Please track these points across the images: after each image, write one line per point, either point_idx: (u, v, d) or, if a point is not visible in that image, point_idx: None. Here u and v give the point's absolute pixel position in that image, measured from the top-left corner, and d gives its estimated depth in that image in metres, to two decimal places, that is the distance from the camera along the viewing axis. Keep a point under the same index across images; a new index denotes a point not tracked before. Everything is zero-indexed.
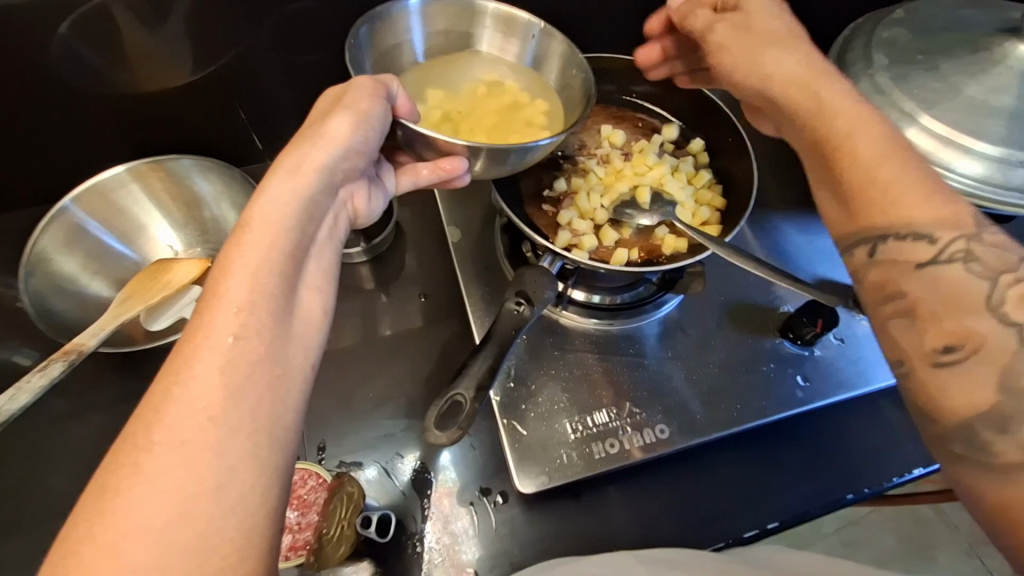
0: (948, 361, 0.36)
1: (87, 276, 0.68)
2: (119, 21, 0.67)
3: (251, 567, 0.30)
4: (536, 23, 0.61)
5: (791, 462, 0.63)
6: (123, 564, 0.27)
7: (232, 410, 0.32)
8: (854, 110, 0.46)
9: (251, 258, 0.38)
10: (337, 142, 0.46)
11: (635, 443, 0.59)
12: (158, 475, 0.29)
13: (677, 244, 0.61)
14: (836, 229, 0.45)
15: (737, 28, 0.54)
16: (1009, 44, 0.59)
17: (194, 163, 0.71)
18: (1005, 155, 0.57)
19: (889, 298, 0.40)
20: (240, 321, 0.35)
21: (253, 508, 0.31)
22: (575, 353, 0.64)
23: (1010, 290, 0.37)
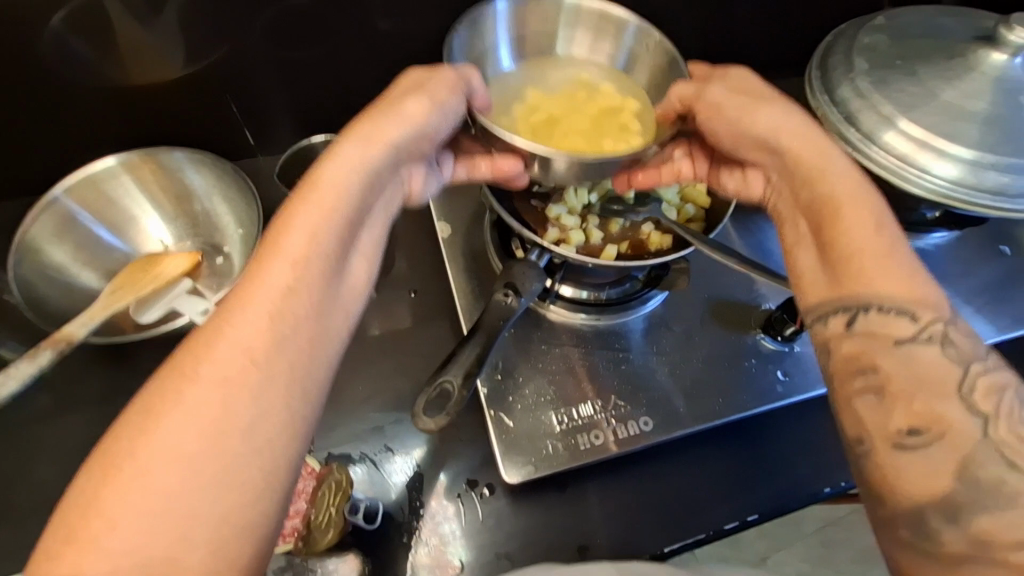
0: (912, 443, 0.41)
1: (77, 267, 0.68)
2: (110, 11, 0.68)
3: (264, 507, 0.34)
4: (630, 20, 0.65)
5: (771, 456, 0.65)
6: (154, 480, 0.32)
7: (271, 358, 0.37)
8: (838, 178, 0.52)
9: (304, 222, 0.42)
10: (410, 120, 0.49)
11: (617, 435, 0.60)
12: (204, 403, 0.34)
13: (661, 240, 0.63)
14: (813, 298, 0.50)
15: (738, 93, 0.58)
16: (983, 51, 0.61)
17: (187, 156, 0.72)
18: (978, 159, 0.59)
19: (858, 372, 0.45)
20: (291, 279, 0.40)
21: (276, 455, 0.35)
22: (560, 347, 0.65)
23: (978, 379, 0.42)
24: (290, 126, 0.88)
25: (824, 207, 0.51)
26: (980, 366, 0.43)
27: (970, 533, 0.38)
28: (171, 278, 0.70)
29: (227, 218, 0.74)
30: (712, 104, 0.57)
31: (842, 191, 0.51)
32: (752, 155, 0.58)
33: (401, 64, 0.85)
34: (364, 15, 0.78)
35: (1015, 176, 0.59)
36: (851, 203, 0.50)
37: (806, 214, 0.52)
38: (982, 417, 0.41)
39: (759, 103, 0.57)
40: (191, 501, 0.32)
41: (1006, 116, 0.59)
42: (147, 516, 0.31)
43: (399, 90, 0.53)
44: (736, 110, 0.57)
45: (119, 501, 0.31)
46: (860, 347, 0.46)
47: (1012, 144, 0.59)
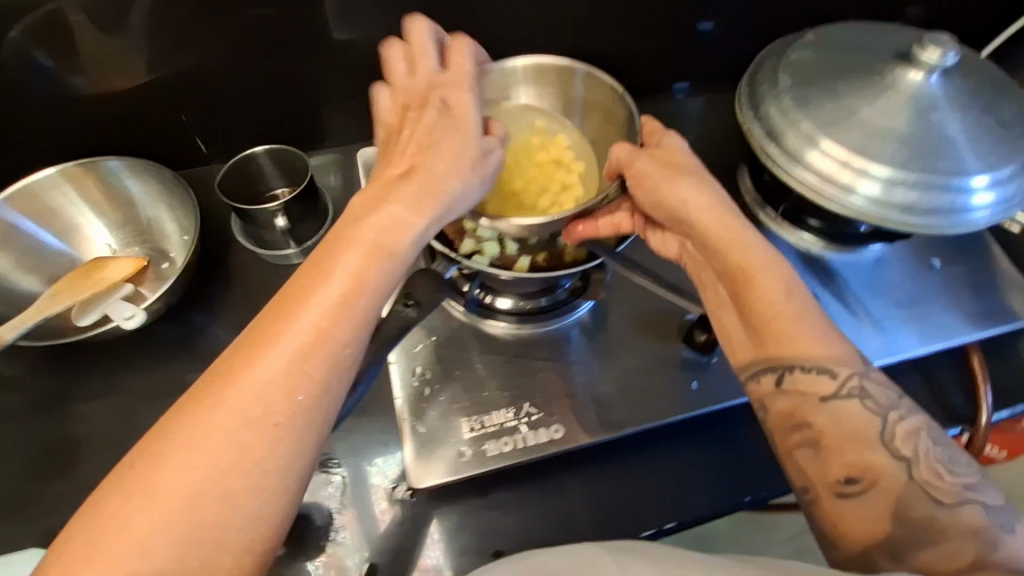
0: (851, 490, 0.49)
1: (19, 273, 0.70)
2: (74, 22, 0.70)
3: (273, 524, 0.40)
4: (579, 69, 0.76)
5: (697, 465, 0.67)
6: (179, 500, 0.37)
7: (289, 404, 0.41)
8: (749, 249, 0.57)
9: (340, 271, 0.45)
10: (460, 201, 0.52)
11: (526, 442, 0.61)
12: (241, 442, 0.39)
13: (576, 253, 0.65)
14: (741, 356, 0.57)
15: (662, 163, 0.61)
16: (900, 71, 0.61)
17: (123, 164, 0.74)
18: (896, 179, 0.59)
19: (796, 427, 0.53)
20: (323, 328, 0.43)
21: (287, 483, 0.41)
22: (478, 355, 0.66)
23: (896, 426, 0.50)
24: (248, 136, 0.90)
25: (736, 275, 0.57)
26: (897, 414, 0.51)
27: (912, 566, 0.47)
28: (113, 282, 0.72)
29: (171, 225, 0.76)
30: (638, 174, 0.61)
31: (760, 261, 0.57)
32: (672, 225, 0.63)
33: (364, 76, 0.87)
34: (319, 27, 0.80)
35: (926, 193, 0.59)
36: (770, 272, 0.56)
37: (724, 278, 0.58)
38: (905, 461, 0.49)
39: (675, 175, 0.60)
40: (214, 521, 0.38)
41: (923, 134, 0.60)
42: (172, 531, 0.37)
43: (451, 130, 0.53)
44: (655, 182, 0.60)
45: (151, 515, 0.37)
46: (792, 404, 0.53)
47: (929, 161, 0.59)
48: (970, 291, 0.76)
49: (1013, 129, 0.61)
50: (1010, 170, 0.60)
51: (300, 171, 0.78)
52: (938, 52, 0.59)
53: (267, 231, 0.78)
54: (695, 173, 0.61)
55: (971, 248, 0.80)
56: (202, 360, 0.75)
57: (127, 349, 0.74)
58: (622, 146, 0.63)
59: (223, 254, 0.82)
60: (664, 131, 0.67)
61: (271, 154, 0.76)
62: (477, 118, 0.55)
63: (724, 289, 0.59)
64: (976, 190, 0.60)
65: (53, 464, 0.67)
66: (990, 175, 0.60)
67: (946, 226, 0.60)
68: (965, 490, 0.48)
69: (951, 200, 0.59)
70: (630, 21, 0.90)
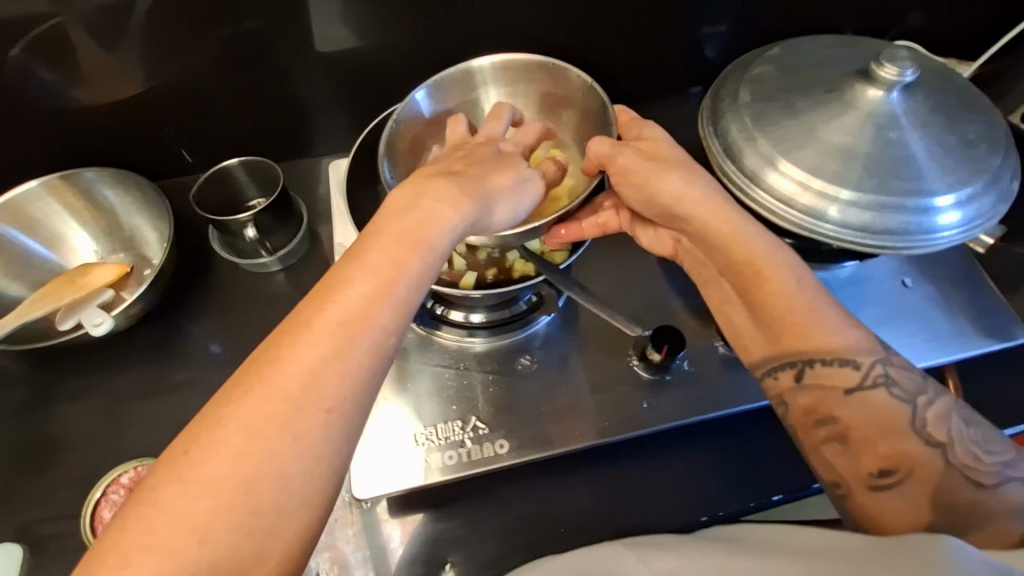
0: (885, 482, 0.49)
1: (8, 280, 0.75)
2: (72, 39, 0.73)
3: (312, 508, 0.36)
4: (548, 61, 0.75)
5: (655, 481, 0.68)
6: (205, 486, 0.33)
7: (326, 383, 0.37)
8: (751, 241, 0.57)
9: (379, 255, 0.43)
10: (491, 217, 0.53)
11: (470, 456, 0.61)
12: (289, 430, 0.36)
13: (524, 267, 0.66)
14: (758, 354, 0.58)
15: (648, 156, 0.62)
16: (859, 87, 0.60)
17: (98, 176, 0.78)
18: (854, 199, 0.57)
19: (820, 423, 0.53)
20: (365, 312, 0.40)
21: (328, 466, 0.37)
22: (431, 368, 0.67)
23: (926, 411, 0.50)
24: (235, 145, 0.92)
25: (743, 269, 0.57)
26: (926, 399, 0.51)
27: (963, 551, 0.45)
28: (97, 288, 0.75)
29: (150, 233, 0.81)
30: (621, 169, 0.61)
31: (763, 251, 0.57)
32: (666, 221, 0.63)
33: (353, 86, 0.88)
34: (305, 40, 0.81)
35: (881, 214, 0.57)
36: (770, 261, 0.56)
37: (729, 274, 0.59)
38: (940, 445, 0.49)
39: (666, 168, 0.60)
40: (249, 504, 0.34)
41: (881, 152, 0.58)
42: (203, 514, 0.33)
43: (501, 159, 0.57)
44: (642, 176, 0.61)
45: (180, 494, 0.33)
46: (814, 399, 0.53)
47: (888, 180, 0.57)
48: (947, 301, 0.74)
49: (978, 147, 0.59)
50: (975, 188, 0.58)
51: (272, 182, 0.82)
52: (896, 69, 0.58)
53: (241, 240, 0.81)
54: (682, 164, 0.61)
55: (954, 261, 0.77)
56: (184, 362, 0.78)
57: (116, 350, 0.78)
58: (602, 141, 0.63)
59: (209, 259, 0.84)
60: (642, 122, 0.67)
61: (245, 164, 0.79)
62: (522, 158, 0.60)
63: (728, 284, 0.60)
64: (941, 210, 0.57)
65: (33, 461, 0.71)
66: (956, 194, 0.57)
67: (908, 246, 0.58)
68: (1005, 469, 0.48)
69: (913, 220, 0.57)
70: (617, 28, 0.89)
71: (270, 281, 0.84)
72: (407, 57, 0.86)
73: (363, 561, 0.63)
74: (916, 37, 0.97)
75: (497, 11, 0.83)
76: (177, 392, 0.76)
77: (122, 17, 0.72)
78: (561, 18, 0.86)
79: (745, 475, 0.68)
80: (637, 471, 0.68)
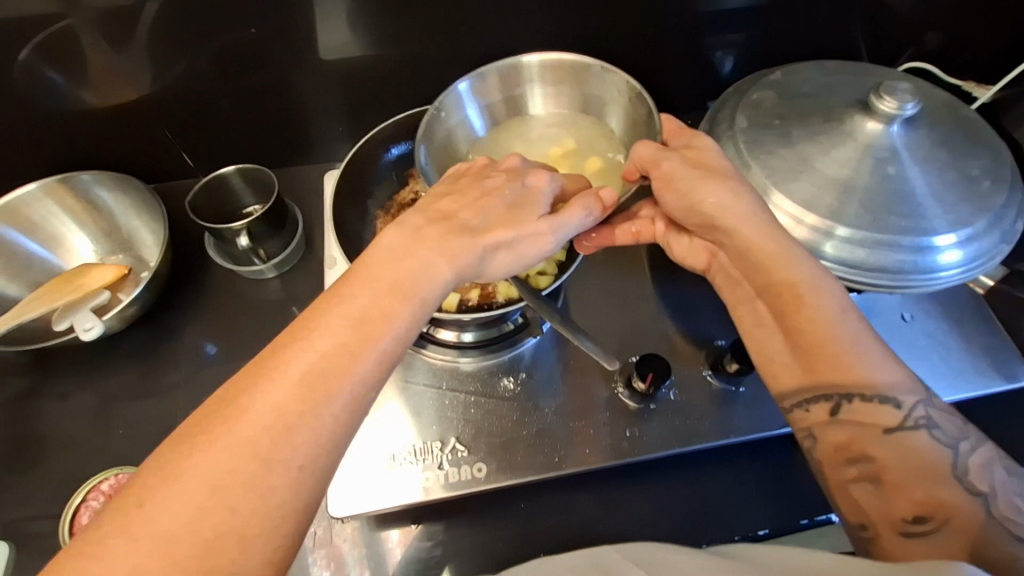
0: (916, 530, 0.43)
1: (5, 279, 0.77)
2: (80, 41, 0.73)
3: (271, 552, 0.35)
4: (598, 62, 0.71)
5: (637, 507, 0.66)
6: (161, 524, 0.33)
7: (300, 428, 0.37)
8: (793, 263, 0.52)
9: (368, 296, 0.43)
10: (477, 262, 0.50)
11: (446, 480, 0.61)
12: (256, 484, 0.35)
13: (508, 290, 0.65)
14: (792, 382, 0.52)
15: (693, 164, 0.57)
16: (858, 118, 0.59)
17: (93, 178, 0.80)
18: (850, 235, 0.56)
19: (852, 461, 0.48)
20: (343, 363, 0.40)
21: (293, 512, 0.36)
22: (416, 386, 0.66)
23: (970, 459, 0.45)
24: (236, 147, 0.92)
25: (783, 291, 0.52)
26: (967, 445, 0.46)
27: None
28: (93, 289, 0.76)
29: (146, 236, 0.82)
30: (665, 174, 0.57)
31: (793, 276, 0.52)
32: (703, 232, 0.59)
33: (357, 93, 0.88)
34: (308, 47, 0.80)
35: (874, 251, 0.55)
36: (807, 287, 0.51)
37: (765, 293, 0.54)
38: (983, 496, 0.43)
39: (711, 178, 0.56)
40: (203, 543, 0.33)
41: (878, 187, 0.57)
42: (154, 548, 0.32)
43: (511, 206, 0.53)
44: (686, 181, 0.56)
45: (134, 525, 0.32)
46: (848, 436, 0.48)
47: (884, 216, 0.56)
48: (948, 336, 0.72)
49: (981, 184, 0.58)
50: (978, 227, 0.56)
51: (268, 189, 0.83)
52: (895, 102, 0.57)
53: (234, 247, 0.81)
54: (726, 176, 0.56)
55: (957, 295, 0.75)
56: (178, 363, 0.78)
57: (111, 350, 0.79)
58: (647, 145, 0.58)
59: (207, 262, 0.85)
60: (691, 131, 0.61)
61: (242, 173, 0.81)
62: (543, 203, 0.54)
63: (764, 306, 0.55)
64: (941, 249, 0.55)
65: (24, 458, 0.72)
66: (957, 233, 0.55)
67: (902, 284, 0.56)
68: None
69: (909, 258, 0.55)
70: (624, 42, 0.87)
71: (264, 287, 0.84)
72: (412, 66, 0.86)
73: (359, 559, 0.63)
74: (932, 58, 0.94)
75: (503, 24, 0.83)
76: (171, 392, 0.76)
77: (130, 21, 0.72)
78: (569, 30, 0.85)
79: (730, 505, 0.66)
80: (619, 500, 0.66)
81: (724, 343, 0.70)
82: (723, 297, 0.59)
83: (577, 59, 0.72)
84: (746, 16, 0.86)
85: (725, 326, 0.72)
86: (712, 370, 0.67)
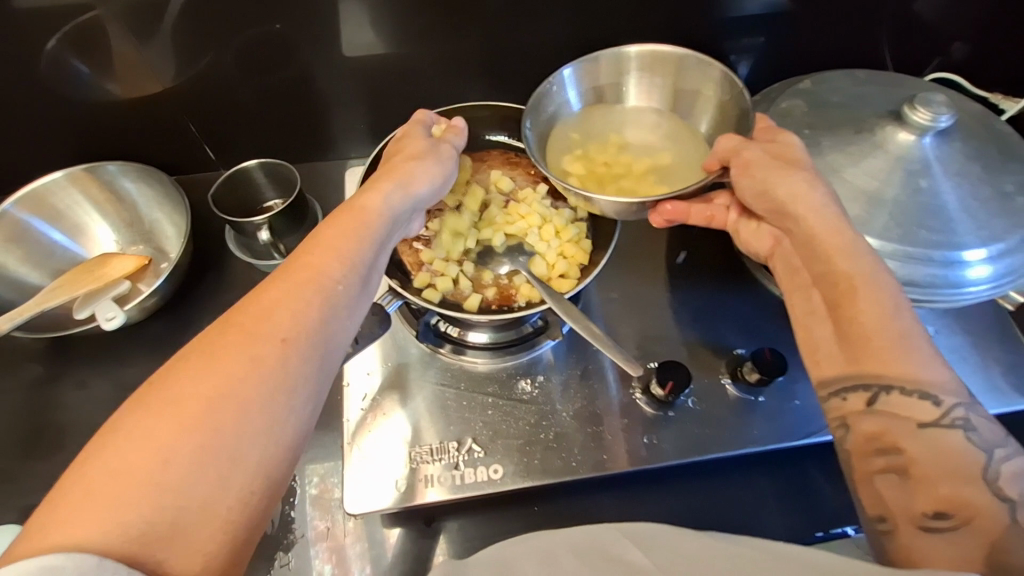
0: (938, 526, 0.40)
1: (28, 267, 0.78)
2: (108, 32, 0.74)
3: (263, 438, 0.36)
4: (696, 53, 0.66)
5: (654, 510, 0.66)
6: (155, 408, 0.35)
7: (286, 324, 0.40)
8: (857, 257, 0.50)
9: (337, 223, 0.48)
10: (415, 178, 0.55)
11: (457, 481, 0.61)
12: (249, 359, 0.38)
13: (530, 292, 0.64)
14: (830, 371, 0.50)
15: (774, 156, 0.56)
16: (889, 129, 0.58)
17: (119, 169, 0.80)
18: (877, 246, 0.55)
19: (880, 452, 0.45)
20: (326, 260, 0.44)
21: (283, 402, 0.38)
22: (436, 385, 0.67)
23: (1003, 466, 0.42)
24: (257, 141, 0.92)
25: (841, 280, 0.50)
26: (1003, 452, 0.43)
27: None
28: (115, 278, 0.77)
29: (167, 226, 0.83)
30: (744, 162, 0.56)
31: (851, 265, 0.50)
32: (773, 219, 0.58)
33: (377, 93, 0.88)
34: (332, 42, 0.80)
35: (904, 264, 0.55)
36: (862, 281, 0.49)
37: (823, 285, 0.51)
38: (1009, 503, 0.40)
39: (789, 169, 0.55)
40: (196, 425, 0.34)
41: (908, 200, 0.56)
42: (149, 430, 0.34)
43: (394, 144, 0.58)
44: (764, 172, 0.55)
45: (129, 418, 0.34)
46: (880, 426, 0.46)
47: (914, 229, 0.55)
48: (972, 352, 0.71)
49: (1015, 200, 0.57)
50: (1010, 243, 0.55)
51: (290, 184, 0.83)
52: (929, 114, 0.56)
53: (255, 241, 0.82)
54: (805, 169, 0.55)
55: (980, 313, 0.74)
56: None
57: (131, 341, 0.79)
58: (728, 137, 0.59)
59: (226, 254, 0.85)
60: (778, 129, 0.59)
61: (264, 167, 0.81)
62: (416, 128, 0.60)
63: (819, 296, 0.52)
64: (970, 264, 0.55)
65: (42, 442, 0.72)
66: (988, 248, 0.55)
67: (930, 298, 0.56)
68: None
69: (938, 273, 0.55)
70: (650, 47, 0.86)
71: None
72: (431, 64, 0.85)
73: (361, 554, 0.62)
74: (957, 67, 0.93)
75: (530, 28, 0.83)
76: None
77: (157, 13, 0.73)
78: (596, 35, 0.85)
79: (750, 513, 0.65)
80: (636, 505, 0.66)
81: (745, 351, 0.70)
82: (780, 286, 0.57)
83: (675, 51, 0.67)
84: (773, 25, 0.86)
85: (745, 335, 0.71)
86: (732, 378, 0.67)
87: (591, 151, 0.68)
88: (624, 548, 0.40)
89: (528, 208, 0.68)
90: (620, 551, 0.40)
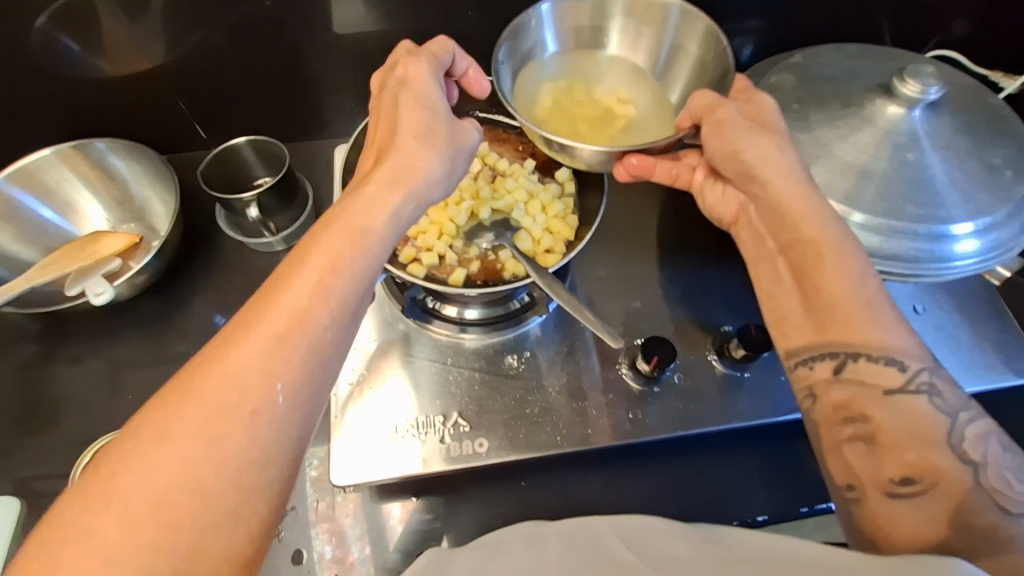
0: (904, 491, 0.41)
1: (20, 244, 0.78)
2: (98, 9, 0.73)
3: (229, 522, 0.34)
4: (679, 3, 0.65)
5: (638, 486, 0.66)
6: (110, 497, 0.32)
7: (255, 394, 0.37)
8: (823, 223, 0.50)
9: (319, 257, 0.43)
10: (428, 175, 0.51)
11: (448, 452, 0.61)
12: (212, 436, 0.35)
13: (515, 268, 0.65)
14: (798, 341, 0.50)
15: (752, 119, 0.56)
16: (880, 103, 0.58)
17: (108, 145, 0.80)
18: (865, 221, 0.54)
19: (850, 420, 0.45)
20: (309, 310, 0.40)
21: (252, 482, 0.35)
22: (422, 360, 0.67)
23: (967, 428, 0.42)
24: (248, 119, 0.92)
25: (806, 247, 0.50)
26: (967, 416, 0.43)
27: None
28: (106, 255, 0.77)
29: (158, 204, 0.83)
30: (718, 121, 0.55)
31: (818, 233, 0.50)
32: (738, 183, 0.57)
33: (368, 71, 0.88)
34: (323, 18, 0.79)
35: (890, 238, 0.54)
36: (828, 249, 0.49)
37: (790, 253, 0.51)
38: (973, 465, 0.41)
39: (762, 133, 0.55)
40: (153, 515, 0.32)
41: (896, 174, 0.55)
42: (104, 521, 0.32)
43: (414, 118, 0.52)
44: (735, 132, 0.54)
45: (83, 506, 0.32)
46: (848, 395, 0.46)
47: (900, 204, 0.55)
48: (960, 330, 0.70)
49: (1003, 174, 0.56)
50: (997, 217, 0.55)
51: (278, 161, 0.82)
52: (918, 86, 0.56)
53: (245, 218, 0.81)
54: (777, 134, 0.55)
55: (969, 289, 0.73)
56: (186, 332, 0.79)
57: (121, 317, 0.80)
58: (704, 94, 0.57)
59: (217, 233, 0.85)
60: (754, 92, 0.59)
61: (253, 145, 0.81)
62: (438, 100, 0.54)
63: (785, 264, 0.52)
64: (957, 238, 0.54)
65: (38, 419, 0.73)
66: (976, 222, 0.54)
67: (915, 273, 0.56)
68: None
69: (924, 247, 0.54)
70: None
71: (272, 259, 0.84)
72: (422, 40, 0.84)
73: (361, 534, 0.63)
74: (958, 45, 0.91)
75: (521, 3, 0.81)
76: (180, 361, 0.77)
77: None
78: None
79: (735, 487, 0.66)
80: (622, 480, 0.66)
81: (731, 328, 0.70)
82: (744, 253, 0.58)
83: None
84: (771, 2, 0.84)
85: (731, 312, 0.71)
86: (718, 355, 0.67)
87: (563, 91, 0.68)
88: (612, 543, 0.40)
89: (513, 184, 0.68)
90: (611, 548, 0.40)
